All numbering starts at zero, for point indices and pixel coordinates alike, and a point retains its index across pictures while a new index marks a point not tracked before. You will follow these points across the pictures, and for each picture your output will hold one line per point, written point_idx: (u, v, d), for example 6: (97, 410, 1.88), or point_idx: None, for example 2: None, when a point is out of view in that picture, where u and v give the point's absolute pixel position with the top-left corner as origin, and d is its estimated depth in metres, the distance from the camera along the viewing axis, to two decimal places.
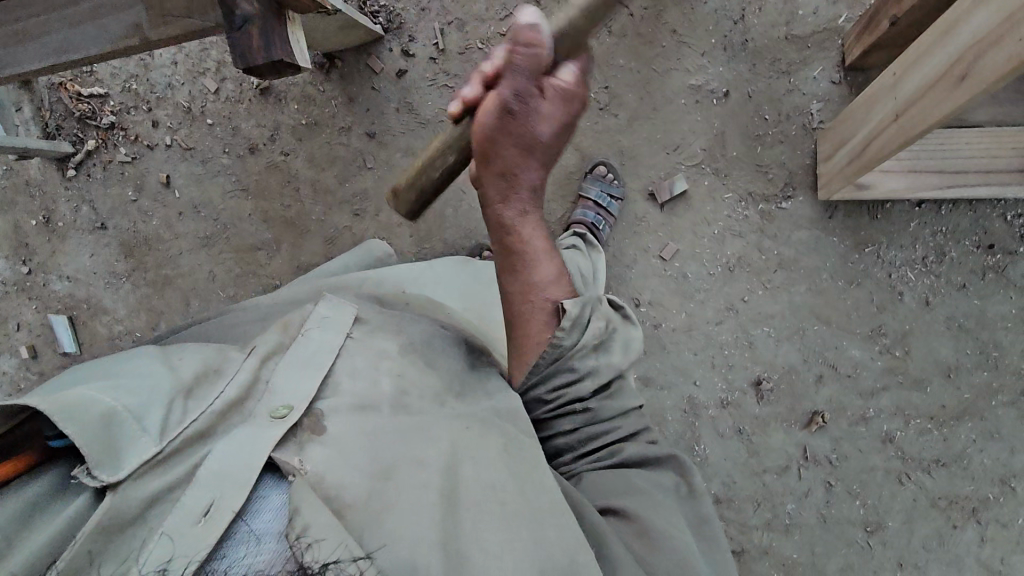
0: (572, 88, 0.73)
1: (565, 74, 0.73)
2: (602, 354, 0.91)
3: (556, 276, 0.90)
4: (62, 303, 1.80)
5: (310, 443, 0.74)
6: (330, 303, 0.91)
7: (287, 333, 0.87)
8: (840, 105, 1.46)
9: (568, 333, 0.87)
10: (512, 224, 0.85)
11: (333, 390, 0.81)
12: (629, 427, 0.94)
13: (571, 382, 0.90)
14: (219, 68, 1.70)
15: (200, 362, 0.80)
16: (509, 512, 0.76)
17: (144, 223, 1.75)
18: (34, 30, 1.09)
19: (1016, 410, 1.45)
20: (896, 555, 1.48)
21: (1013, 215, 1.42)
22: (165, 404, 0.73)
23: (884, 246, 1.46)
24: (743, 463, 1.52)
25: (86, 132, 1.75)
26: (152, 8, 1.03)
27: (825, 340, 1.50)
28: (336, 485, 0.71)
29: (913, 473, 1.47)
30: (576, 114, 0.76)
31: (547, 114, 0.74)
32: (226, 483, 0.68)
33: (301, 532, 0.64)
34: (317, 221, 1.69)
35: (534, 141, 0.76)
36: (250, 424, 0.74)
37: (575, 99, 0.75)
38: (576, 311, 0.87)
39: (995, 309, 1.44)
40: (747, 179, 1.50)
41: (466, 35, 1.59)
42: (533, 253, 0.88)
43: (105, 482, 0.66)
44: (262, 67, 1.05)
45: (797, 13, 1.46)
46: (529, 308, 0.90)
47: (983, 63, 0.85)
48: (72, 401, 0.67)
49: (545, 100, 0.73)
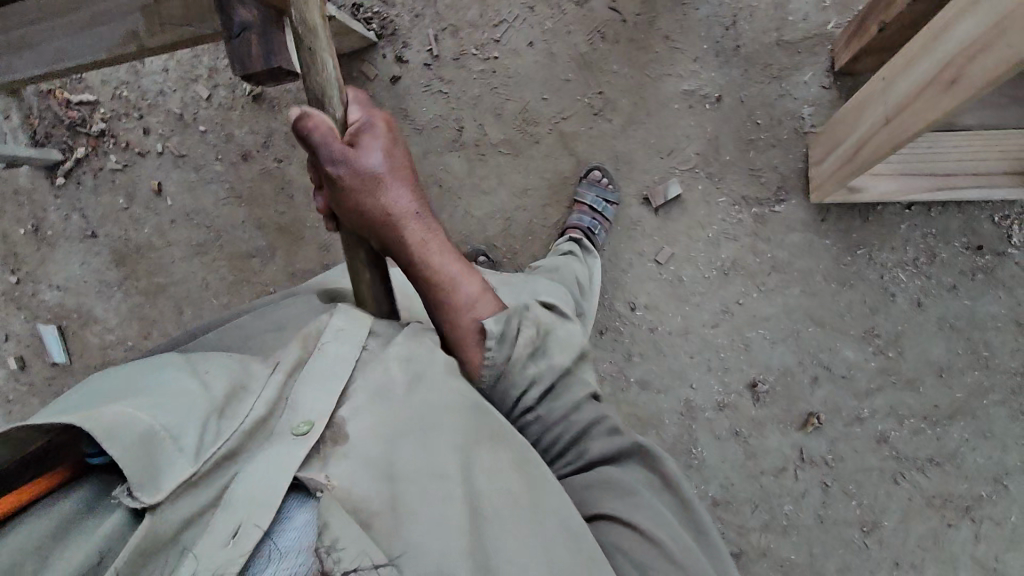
0: (370, 118, 0.94)
1: (352, 112, 0.94)
2: (542, 360, 0.91)
3: (476, 294, 0.93)
4: (52, 313, 1.77)
5: (332, 460, 0.76)
6: (345, 312, 0.88)
7: (306, 344, 0.86)
8: (831, 109, 1.47)
9: (497, 347, 0.89)
10: (419, 252, 0.94)
11: (352, 400, 0.82)
12: (585, 419, 0.92)
13: (519, 396, 0.91)
14: (211, 75, 1.69)
15: (228, 375, 0.80)
16: (524, 521, 0.77)
17: (136, 231, 1.74)
18: (24, 38, 1.07)
19: (1008, 409, 1.46)
20: (892, 555, 1.49)
21: (1000, 216, 1.45)
22: (198, 421, 0.73)
23: (876, 249, 1.48)
24: (741, 465, 1.53)
25: (76, 140, 1.73)
26: (152, 13, 1.02)
27: (819, 341, 1.51)
28: (359, 495, 0.74)
29: (908, 472, 1.49)
30: (393, 138, 0.95)
31: (372, 144, 0.92)
32: (253, 504, 0.69)
33: (330, 546, 0.67)
34: (311, 228, 1.68)
35: (382, 171, 0.92)
36: (275, 443, 0.75)
37: (371, 124, 0.94)
38: (498, 327, 0.89)
39: (985, 309, 1.46)
40: (740, 183, 1.51)
41: (460, 41, 1.59)
42: (447, 278, 0.93)
43: (147, 503, 0.66)
44: (259, 74, 1.06)
45: (787, 19, 1.48)
46: (461, 331, 0.92)
47: (972, 69, 0.87)
48: (114, 422, 0.66)
49: (362, 140, 0.92)
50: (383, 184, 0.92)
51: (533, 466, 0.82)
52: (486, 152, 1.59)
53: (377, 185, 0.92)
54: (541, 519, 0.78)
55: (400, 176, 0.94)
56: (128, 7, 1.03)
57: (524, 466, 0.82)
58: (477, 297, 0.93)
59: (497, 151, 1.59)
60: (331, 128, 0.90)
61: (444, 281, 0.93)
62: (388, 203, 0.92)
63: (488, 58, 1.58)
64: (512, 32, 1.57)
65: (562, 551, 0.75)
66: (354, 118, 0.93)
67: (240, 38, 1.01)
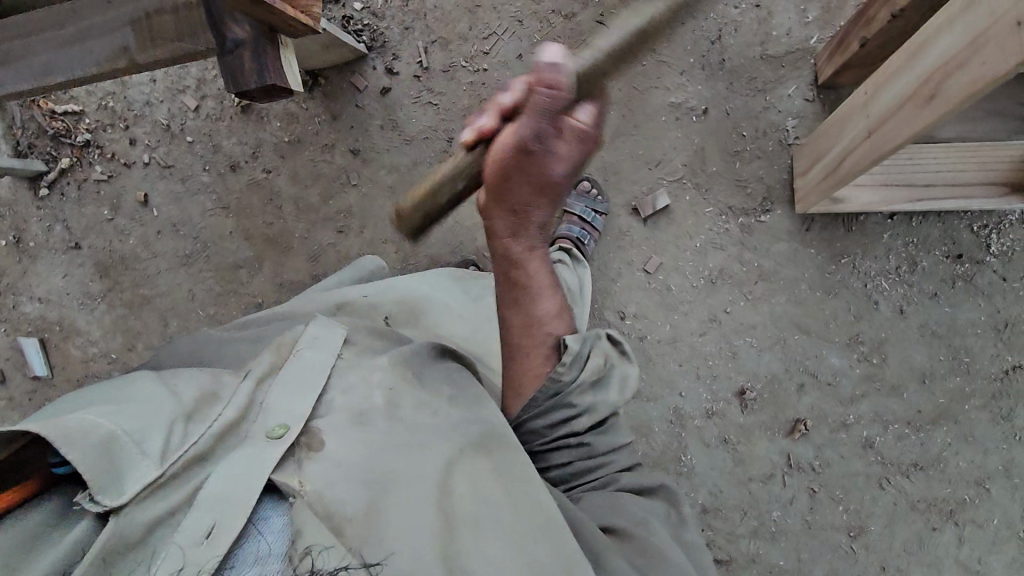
0: (588, 131, 0.69)
1: (582, 115, 0.68)
2: (600, 392, 0.92)
3: (557, 311, 0.93)
4: (33, 325, 1.74)
5: (308, 462, 0.75)
6: (321, 322, 0.92)
7: (280, 352, 0.87)
8: (814, 122, 1.51)
9: (568, 368, 0.89)
10: (524, 264, 0.87)
11: (327, 407, 0.82)
12: (622, 459, 0.94)
13: (570, 418, 0.90)
14: (199, 86, 1.68)
15: (197, 388, 0.80)
16: (505, 527, 0.75)
17: (121, 242, 1.71)
18: (13, 50, 1.06)
19: (989, 414, 1.49)
20: (879, 559, 1.51)
21: (979, 226, 1.48)
22: (166, 427, 0.73)
23: (859, 258, 1.51)
24: (729, 472, 1.54)
25: (60, 150, 1.71)
26: (142, 28, 1.02)
27: (805, 349, 1.53)
28: (333, 499, 0.71)
29: (892, 477, 1.51)
30: (588, 155, 0.71)
31: (563, 155, 0.70)
32: (226, 504, 0.68)
33: (304, 552, 0.65)
34: (300, 239, 1.67)
35: (547, 180, 0.73)
36: (245, 446, 0.74)
37: (586, 140, 0.70)
38: (576, 347, 0.90)
39: (965, 316, 1.50)
40: (727, 194, 1.54)
41: (450, 53, 1.60)
42: (537, 289, 0.90)
43: (109, 506, 0.65)
44: (252, 91, 1.06)
45: (771, 34, 1.51)
46: (530, 340, 0.92)
47: (949, 84, 0.89)
48: (72, 426, 0.66)
49: (561, 141, 0.69)
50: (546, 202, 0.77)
51: (515, 472, 0.80)
52: None
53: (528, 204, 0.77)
54: (526, 524, 0.76)
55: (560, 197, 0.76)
56: (120, 23, 1.02)
57: (503, 475, 0.80)
58: (556, 315, 0.94)
59: None
60: (555, 99, 0.66)
61: (530, 290, 0.90)
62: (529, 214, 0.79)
63: (478, 70, 1.59)
64: (501, 44, 1.58)
65: (545, 553, 0.74)
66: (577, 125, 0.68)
67: (234, 54, 1.01)
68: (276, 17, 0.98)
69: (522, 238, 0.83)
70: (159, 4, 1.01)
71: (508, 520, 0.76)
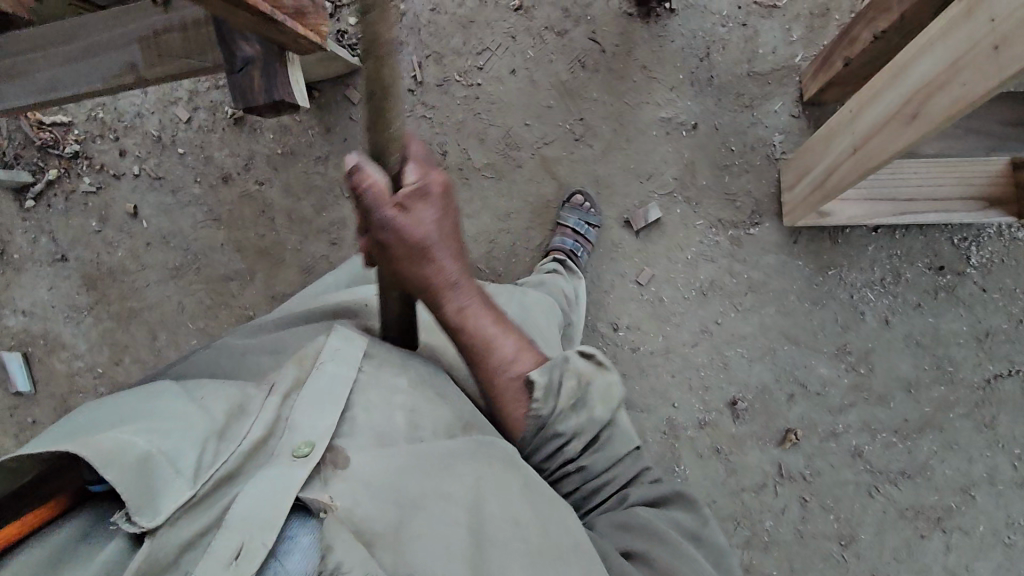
0: (421, 182, 0.76)
1: (408, 176, 0.75)
2: (584, 413, 0.90)
3: (518, 350, 0.91)
4: (16, 339, 1.71)
5: (333, 479, 0.73)
6: (341, 335, 0.87)
7: (304, 365, 0.85)
8: (799, 137, 1.54)
9: (542, 404, 0.88)
10: (460, 317, 0.88)
11: (350, 424, 0.79)
12: (626, 474, 0.93)
13: (560, 445, 0.91)
14: (191, 98, 1.67)
15: (226, 399, 0.79)
16: (531, 547, 0.75)
17: (109, 254, 1.69)
18: (15, 65, 1.06)
19: (973, 421, 1.53)
20: (869, 567, 1.53)
21: (959, 238, 1.52)
22: (197, 446, 0.72)
23: (846, 269, 1.54)
24: (722, 482, 1.56)
25: (48, 161, 1.69)
26: (149, 44, 1.02)
27: (794, 359, 1.56)
28: (364, 517, 0.71)
29: (881, 485, 1.53)
30: (440, 195, 0.79)
31: (423, 212, 0.78)
32: (254, 525, 0.66)
33: (335, 569, 0.66)
34: (292, 250, 1.66)
35: (424, 240, 0.80)
36: (273, 464, 0.72)
37: (430, 188, 0.77)
38: (544, 380, 0.88)
39: (949, 325, 1.53)
40: (717, 207, 1.57)
41: (443, 68, 1.62)
42: (487, 337, 0.90)
43: (145, 527, 0.64)
44: (261, 107, 1.07)
45: (757, 52, 1.55)
46: (499, 387, 0.90)
47: (931, 105, 0.92)
48: (109, 447, 0.65)
49: (415, 207, 0.77)
50: (438, 254, 0.82)
51: (537, 493, 0.81)
52: (469, 175, 1.61)
53: (421, 255, 0.81)
54: (552, 547, 0.76)
55: (448, 238, 0.82)
56: (126, 37, 1.02)
57: (527, 493, 0.80)
58: (519, 352, 0.91)
59: (479, 176, 1.61)
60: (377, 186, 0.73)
61: (484, 340, 0.90)
62: (431, 267, 0.83)
63: (472, 84, 1.61)
64: (494, 60, 1.61)
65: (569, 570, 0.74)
66: (409, 185, 0.75)
67: (243, 72, 1.03)
68: (284, 34, 0.98)
69: (444, 287, 0.85)
70: (167, 21, 1.00)
71: (537, 543, 0.76)
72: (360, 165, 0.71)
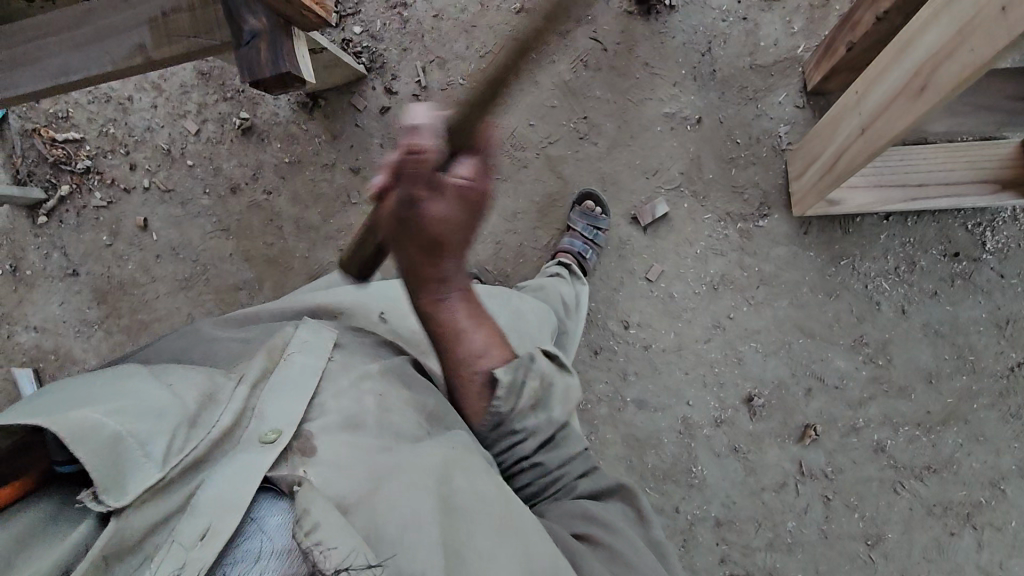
0: (469, 185, 0.78)
1: (461, 170, 0.77)
2: (543, 412, 0.92)
3: (484, 347, 0.92)
4: (28, 355, 1.72)
5: (306, 465, 0.72)
6: (308, 326, 0.89)
7: (272, 355, 0.83)
8: (805, 127, 1.54)
9: (504, 399, 0.90)
10: (429, 308, 0.90)
11: (319, 411, 0.78)
12: (575, 468, 0.93)
13: (516, 442, 0.92)
14: (200, 110, 1.70)
15: (197, 383, 0.76)
16: (498, 521, 0.73)
17: (120, 268, 1.70)
18: (27, 53, 1.09)
19: (998, 412, 1.49)
20: (898, 567, 1.47)
21: (973, 224, 1.50)
22: (169, 429, 0.69)
23: (858, 259, 1.53)
24: (742, 481, 1.52)
25: (60, 177, 1.72)
26: (158, 26, 1.04)
27: (810, 353, 1.53)
28: (336, 494, 0.70)
29: (907, 481, 1.49)
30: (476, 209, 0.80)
31: (446, 208, 0.79)
32: (217, 508, 0.65)
33: (310, 532, 0.61)
34: (301, 258, 1.67)
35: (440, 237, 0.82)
36: (239, 452, 0.71)
37: (471, 196, 0.78)
38: (507, 377, 0.89)
39: (968, 313, 1.50)
40: (724, 200, 1.56)
41: (447, 72, 1.64)
42: (455, 329, 0.91)
43: (112, 507, 0.63)
44: (268, 81, 1.06)
45: (759, 44, 1.56)
46: (463, 379, 0.92)
47: (940, 74, 0.91)
48: (80, 423, 0.64)
49: (446, 199, 0.78)
50: (440, 248, 0.83)
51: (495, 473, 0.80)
52: None
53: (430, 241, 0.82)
54: (518, 525, 0.74)
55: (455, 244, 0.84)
56: (133, 24, 1.05)
57: (491, 472, 0.79)
58: (484, 349, 0.92)
59: None
60: (422, 160, 0.75)
61: (453, 330, 0.91)
62: (426, 257, 0.85)
63: None
64: None
65: (540, 554, 0.72)
66: (456, 178, 0.77)
67: (250, 45, 1.02)
68: (289, 5, 0.97)
69: (427, 276, 0.87)
70: (175, 3, 1.03)
71: (503, 518, 0.74)
72: (417, 134, 0.75)
